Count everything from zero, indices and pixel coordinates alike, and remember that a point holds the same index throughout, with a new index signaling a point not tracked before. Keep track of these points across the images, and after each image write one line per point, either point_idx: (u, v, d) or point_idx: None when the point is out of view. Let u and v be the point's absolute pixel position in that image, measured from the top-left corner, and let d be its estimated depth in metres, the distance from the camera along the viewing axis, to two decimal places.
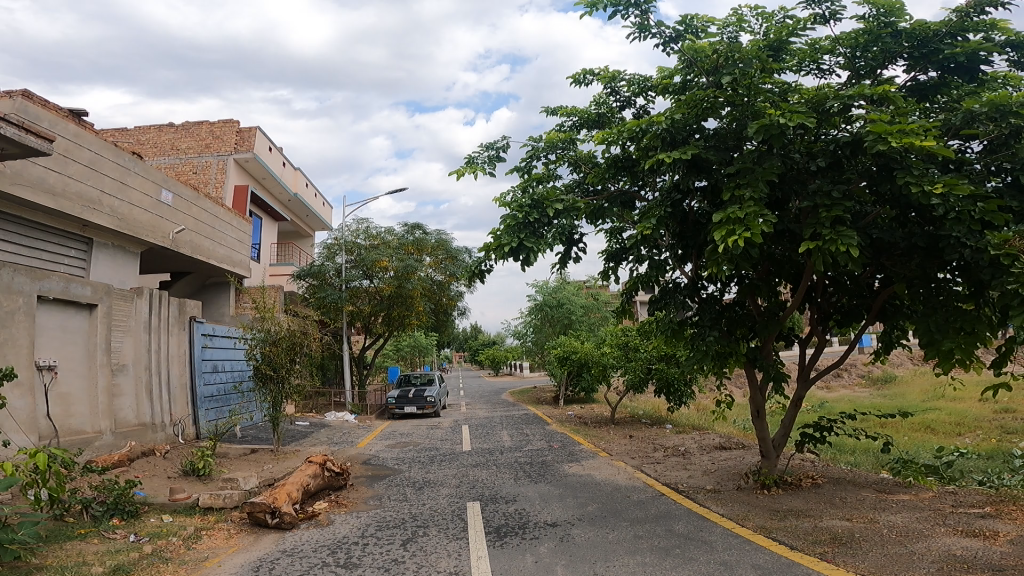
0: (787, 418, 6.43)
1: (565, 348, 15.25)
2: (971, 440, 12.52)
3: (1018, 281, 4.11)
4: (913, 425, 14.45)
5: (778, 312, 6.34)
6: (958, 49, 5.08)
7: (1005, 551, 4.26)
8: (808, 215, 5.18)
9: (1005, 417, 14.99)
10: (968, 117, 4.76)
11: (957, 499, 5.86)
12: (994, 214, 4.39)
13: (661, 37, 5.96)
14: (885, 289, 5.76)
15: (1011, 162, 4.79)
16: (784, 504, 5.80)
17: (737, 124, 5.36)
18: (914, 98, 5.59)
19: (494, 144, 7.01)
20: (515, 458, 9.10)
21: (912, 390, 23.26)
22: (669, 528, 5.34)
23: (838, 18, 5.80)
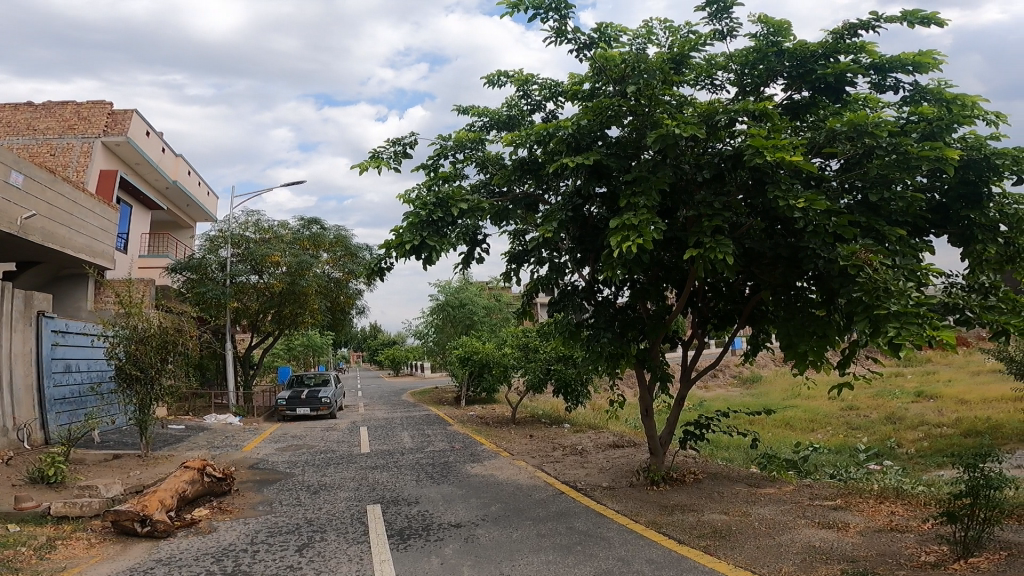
0: (672, 416, 6.67)
1: (466, 348, 15.18)
2: (824, 436, 13.59)
3: (863, 291, 4.47)
4: (775, 422, 15.50)
5: (665, 315, 6.56)
6: (828, 70, 5.45)
7: (856, 542, 4.61)
8: (693, 224, 5.43)
9: (851, 413, 16.38)
10: (831, 135, 5.15)
11: (814, 491, 6.31)
12: (846, 228, 4.74)
13: (575, 44, 6.07)
14: (754, 296, 6.12)
15: (863, 180, 5.21)
16: (671, 499, 6.05)
17: (637, 133, 5.55)
18: (789, 117, 5.98)
19: (401, 140, 6.94)
20: (417, 460, 9.02)
21: (777, 389, 24.85)
22: (570, 526, 5.44)
23: (734, 36, 6.10)
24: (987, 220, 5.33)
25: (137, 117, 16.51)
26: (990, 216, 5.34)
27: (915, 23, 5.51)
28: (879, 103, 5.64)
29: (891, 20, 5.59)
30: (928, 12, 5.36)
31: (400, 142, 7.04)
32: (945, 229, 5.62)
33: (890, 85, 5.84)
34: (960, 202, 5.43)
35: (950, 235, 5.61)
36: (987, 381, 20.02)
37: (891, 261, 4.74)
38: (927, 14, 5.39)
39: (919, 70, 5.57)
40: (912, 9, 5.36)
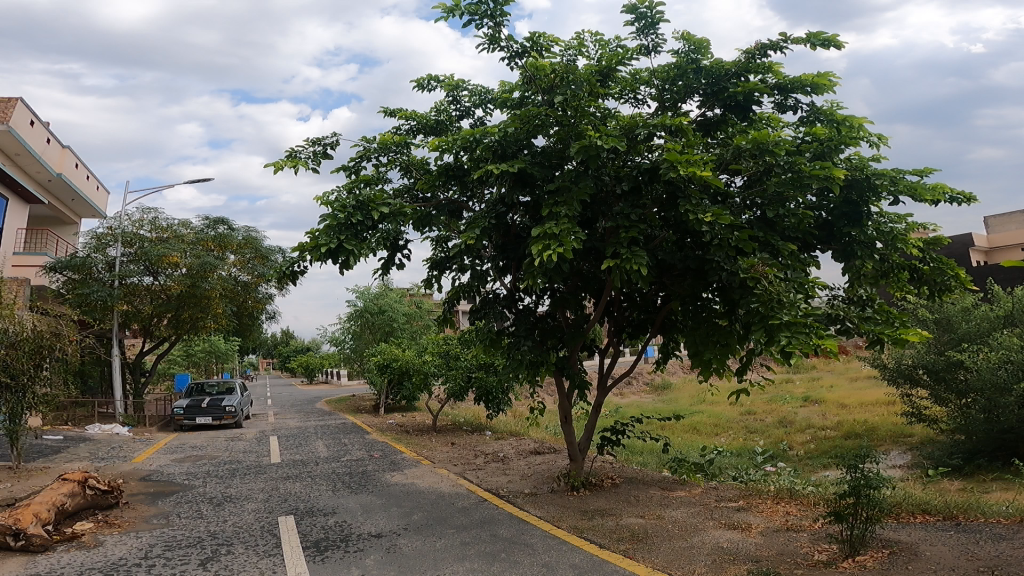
0: (590, 423, 6.77)
1: (385, 356, 14.89)
2: (726, 440, 14.14)
3: (759, 303, 4.69)
4: (683, 427, 16.01)
5: (584, 325, 6.68)
6: (738, 89, 5.69)
7: (759, 542, 4.81)
8: (611, 234, 5.55)
9: (750, 418, 17.15)
10: (737, 151, 5.37)
11: (719, 493, 6.57)
12: (746, 241, 4.94)
13: (508, 51, 6.11)
14: (665, 306, 6.31)
15: (762, 197, 5.44)
16: (591, 504, 6.13)
17: (562, 143, 5.62)
18: (702, 133, 6.22)
19: (322, 140, 6.78)
20: (333, 469, 8.80)
21: (686, 395, 25.67)
22: (495, 533, 5.42)
23: (659, 51, 6.28)
24: (866, 237, 5.70)
25: (21, 106, 15.52)
26: (869, 234, 5.71)
27: (816, 45, 5.85)
28: (779, 122, 5.95)
29: (796, 42, 5.91)
30: (829, 35, 5.69)
31: (321, 142, 6.88)
32: (829, 244, 5.99)
33: (790, 105, 6.16)
34: (843, 219, 5.76)
35: (834, 251, 5.99)
36: (866, 385, 21.42)
37: (783, 274, 4.98)
38: (828, 37, 5.72)
39: (816, 91, 5.89)
40: (814, 32, 5.69)
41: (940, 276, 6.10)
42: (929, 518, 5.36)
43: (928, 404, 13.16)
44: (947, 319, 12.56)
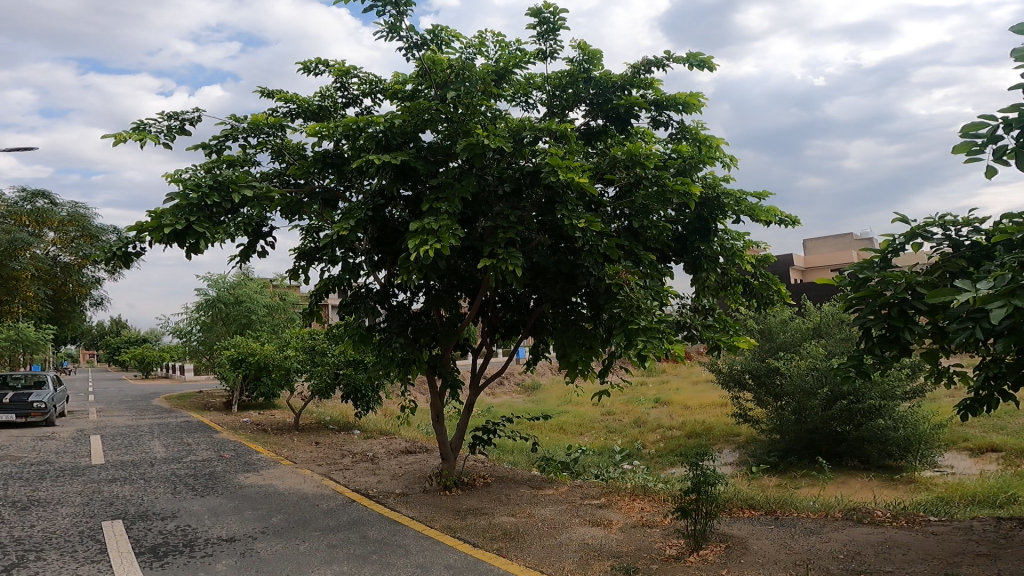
0: (461, 422, 6.81)
1: (240, 349, 14.07)
2: (588, 440, 14.65)
3: (621, 307, 5.09)
4: (551, 426, 16.45)
5: (457, 323, 6.71)
6: (621, 101, 5.95)
7: (620, 538, 5.05)
8: (489, 234, 5.59)
9: (612, 417, 17.89)
10: (612, 163, 5.58)
11: (583, 491, 6.82)
12: (613, 249, 5.09)
13: (407, 42, 5.99)
14: (537, 308, 6.49)
15: (631, 209, 5.71)
16: (463, 504, 6.15)
17: (450, 141, 5.61)
18: (584, 141, 6.40)
19: (179, 115, 6.36)
20: (172, 470, 8.23)
21: (554, 395, 26.29)
22: (364, 535, 5.30)
23: (555, 58, 6.43)
24: (711, 253, 6.17)
25: None
26: (714, 249, 6.18)
27: (693, 65, 6.23)
28: (654, 138, 6.38)
29: (677, 61, 6.27)
30: (704, 57, 6.08)
31: (178, 116, 6.45)
32: (682, 257, 6.32)
33: (664, 122, 6.51)
34: (695, 235, 6.16)
35: (684, 263, 6.34)
36: (704, 388, 22.91)
37: (643, 283, 5.46)
38: (704, 58, 6.11)
39: (687, 110, 6.27)
40: (691, 53, 6.05)
41: (765, 290, 6.68)
42: (755, 513, 5.86)
43: (751, 407, 14.29)
44: (768, 329, 13.79)
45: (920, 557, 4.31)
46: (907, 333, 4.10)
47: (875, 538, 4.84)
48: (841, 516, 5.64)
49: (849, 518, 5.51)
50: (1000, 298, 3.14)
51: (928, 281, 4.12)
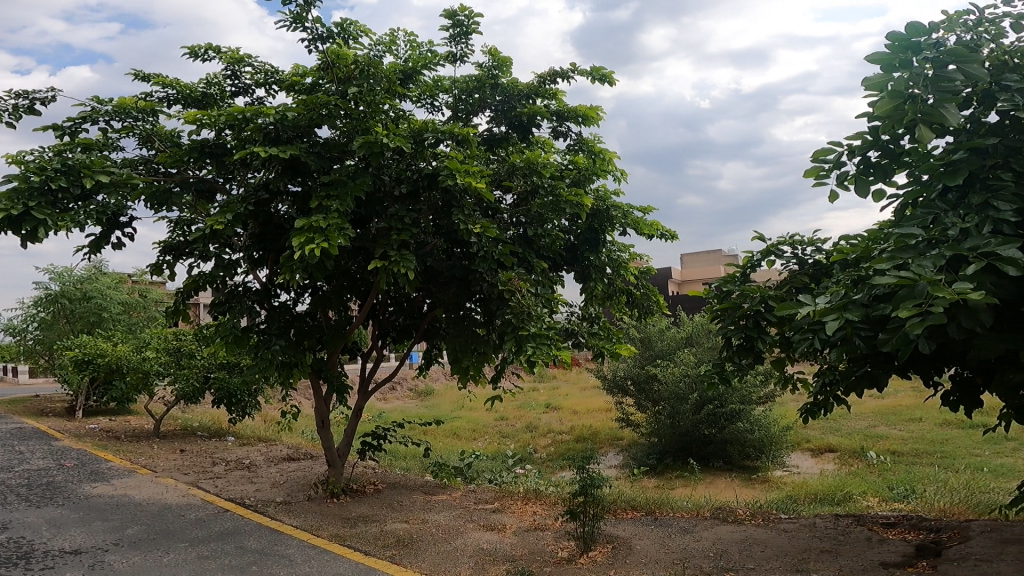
0: (349, 428, 6.63)
1: (88, 350, 12.39)
2: (481, 445, 14.68)
3: (512, 314, 5.11)
4: (444, 432, 16.34)
5: (345, 326, 6.55)
6: (524, 109, 6.08)
7: (514, 542, 5.09)
8: (382, 235, 5.50)
9: (504, 423, 18.00)
10: (510, 170, 5.66)
11: (478, 496, 6.84)
12: (508, 256, 5.26)
13: (311, 34, 5.78)
14: (431, 313, 6.48)
15: (527, 217, 5.85)
16: (353, 511, 5.99)
17: (347, 138, 5.49)
18: (486, 147, 6.42)
19: (29, 91, 5.77)
20: (5, 483, 7.45)
21: (446, 401, 26.10)
22: (240, 545, 5.04)
23: (464, 62, 6.44)
24: (600, 263, 6.43)
25: None
26: (602, 260, 6.43)
27: (595, 79, 6.43)
28: (553, 148, 6.54)
29: (581, 74, 6.46)
30: (605, 71, 6.29)
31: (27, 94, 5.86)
32: (573, 266, 6.54)
33: (562, 133, 6.65)
34: (585, 245, 6.42)
35: (575, 272, 6.59)
36: (591, 394, 23.55)
37: (535, 289, 5.52)
38: (606, 73, 6.32)
39: (586, 122, 6.47)
40: (594, 67, 6.23)
41: (646, 301, 6.99)
42: (637, 514, 6.12)
43: (634, 412, 14.75)
44: (647, 337, 14.36)
45: (776, 553, 4.65)
46: (758, 341, 4.52)
47: (738, 535, 5.17)
48: (709, 514, 6.00)
49: (716, 517, 5.86)
50: (835, 312, 3.44)
51: (779, 295, 4.55)
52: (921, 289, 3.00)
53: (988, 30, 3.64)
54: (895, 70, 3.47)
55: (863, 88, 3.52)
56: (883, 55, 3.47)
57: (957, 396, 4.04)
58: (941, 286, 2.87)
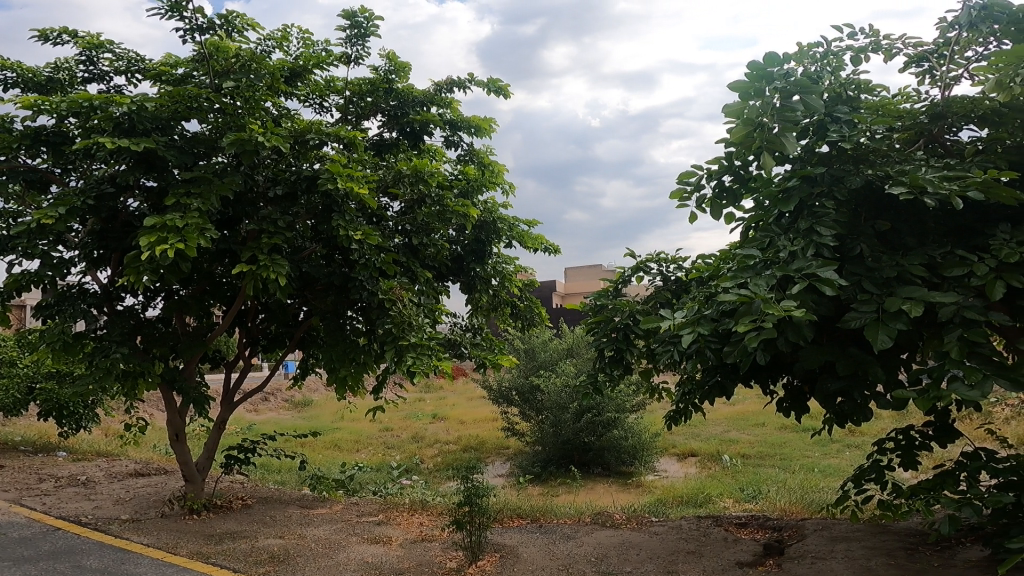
0: (210, 441, 6.26)
1: None
2: (362, 457, 14.33)
3: (392, 323, 5.01)
4: (322, 444, 15.78)
5: (204, 333, 6.18)
6: (417, 116, 6.02)
7: (401, 554, 5.00)
8: (252, 237, 5.25)
9: (387, 434, 17.64)
10: (396, 176, 5.49)
11: (360, 508, 6.69)
12: (390, 264, 5.14)
13: (189, 23, 5.41)
14: (306, 321, 6.28)
15: (412, 225, 5.79)
16: (216, 527, 5.63)
17: (217, 133, 5.25)
18: (374, 152, 6.28)
19: None
20: None
21: (324, 412, 25.17)
22: (77, 565, 4.63)
23: (359, 63, 6.28)
24: (485, 274, 6.48)
25: None
26: (487, 271, 6.48)
27: (490, 91, 6.52)
28: (444, 157, 6.55)
29: (478, 85, 6.55)
30: (501, 83, 6.40)
31: None
32: (458, 276, 6.56)
33: (453, 142, 6.66)
34: (471, 256, 6.44)
35: (461, 283, 6.59)
36: (477, 404, 23.61)
37: (417, 299, 5.43)
38: (502, 85, 6.43)
39: (479, 133, 6.54)
40: (490, 78, 6.32)
41: (529, 313, 7.11)
42: (523, 522, 6.21)
43: (519, 421, 14.89)
44: (530, 348, 14.61)
45: (649, 556, 4.85)
46: (628, 354, 4.71)
47: (617, 540, 5.36)
48: (589, 520, 6.18)
49: (596, 522, 6.06)
50: (688, 326, 3.65)
51: (645, 308, 4.82)
52: (756, 306, 3.26)
53: (830, 63, 4.01)
54: (750, 98, 3.60)
55: (723, 115, 3.63)
56: (742, 82, 3.57)
57: (788, 404, 4.39)
58: (772, 304, 3.13)
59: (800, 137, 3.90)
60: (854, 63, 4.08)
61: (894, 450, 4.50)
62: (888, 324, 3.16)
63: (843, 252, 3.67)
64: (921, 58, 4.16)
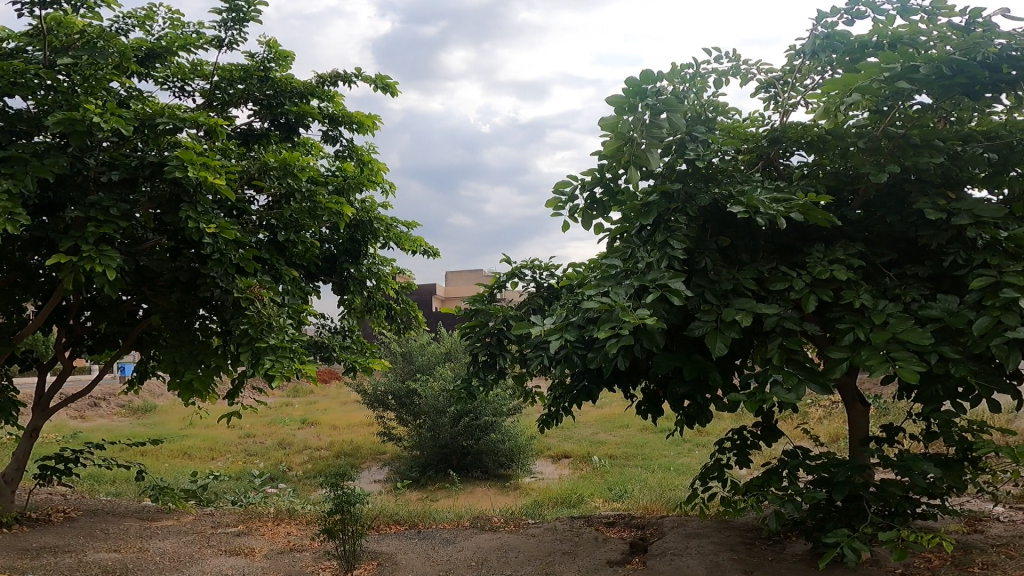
0: (19, 451, 5.65)
1: None
2: (220, 465, 13.49)
3: (249, 324, 4.57)
4: (170, 452, 14.60)
5: (13, 330, 5.54)
6: (294, 108, 5.78)
7: (263, 565, 4.81)
8: (77, 225, 4.71)
9: (246, 441, 16.67)
10: (262, 168, 5.21)
11: (214, 520, 6.35)
12: (249, 261, 4.82)
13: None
14: (144, 319, 5.75)
15: (280, 220, 5.37)
16: (31, 542, 5.05)
17: (40, 111, 4.65)
18: (240, 142, 5.97)
19: None
20: None
21: (173, 419, 23.30)
22: None
23: (232, 48, 5.86)
24: (360, 275, 6.33)
25: None
26: (361, 272, 6.33)
27: (378, 87, 6.37)
28: (320, 152, 6.32)
29: (365, 81, 6.39)
30: (390, 81, 6.27)
31: None
32: (330, 277, 6.37)
33: (332, 137, 6.44)
34: (345, 255, 6.30)
35: (332, 283, 6.38)
36: (351, 408, 22.94)
37: (280, 299, 5.00)
38: (390, 83, 6.30)
39: (361, 130, 6.37)
40: (378, 75, 6.17)
41: (406, 317, 7.03)
42: (401, 528, 6.15)
43: (397, 426, 14.67)
44: (408, 353, 14.41)
45: (527, 558, 4.93)
46: (501, 359, 4.79)
47: (496, 542, 5.41)
48: (468, 524, 6.20)
49: (475, 526, 6.09)
50: (556, 332, 3.75)
51: (518, 314, 4.90)
52: (616, 314, 3.43)
53: (696, 84, 4.29)
54: (624, 113, 3.71)
55: (598, 128, 3.75)
56: (619, 98, 3.67)
57: (646, 406, 4.63)
58: (629, 312, 3.29)
59: (663, 154, 4.11)
60: (716, 86, 4.39)
61: (731, 449, 4.89)
62: (725, 332, 3.44)
63: (691, 265, 3.93)
64: (769, 84, 4.42)
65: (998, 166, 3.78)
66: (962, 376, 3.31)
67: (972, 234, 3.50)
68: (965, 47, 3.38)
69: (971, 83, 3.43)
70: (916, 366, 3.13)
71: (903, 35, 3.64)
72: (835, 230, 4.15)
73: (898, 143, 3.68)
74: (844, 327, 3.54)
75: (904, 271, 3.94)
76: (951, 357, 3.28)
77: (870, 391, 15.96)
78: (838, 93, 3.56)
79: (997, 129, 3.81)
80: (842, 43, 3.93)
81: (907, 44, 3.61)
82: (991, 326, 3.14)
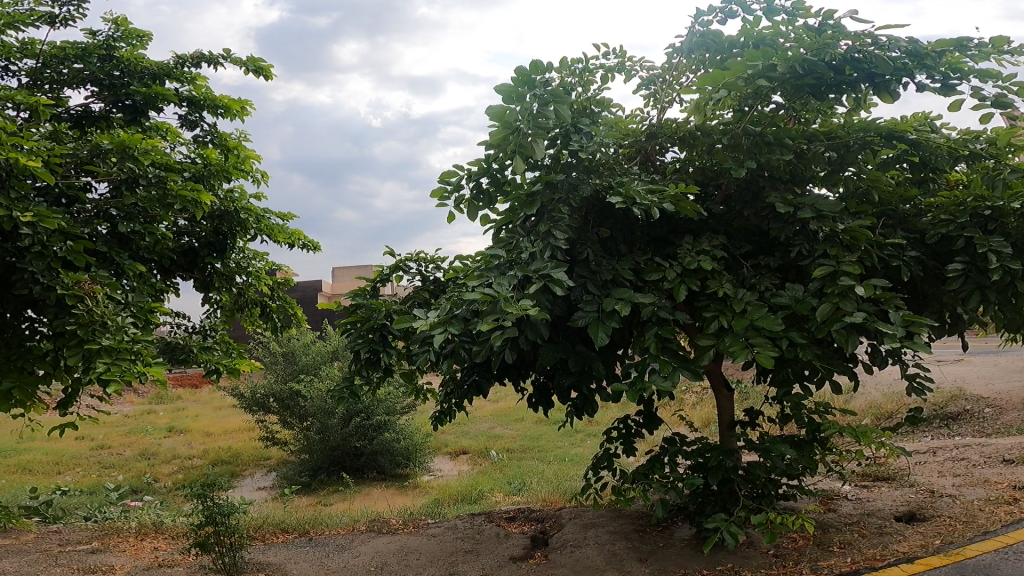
0: None
1: None
2: (72, 479, 12.31)
3: (76, 324, 3.66)
4: (7, 468, 13.06)
5: None
6: (144, 89, 5.24)
7: None
8: None
9: (101, 452, 15.27)
10: (95, 151, 4.56)
11: (62, 537, 5.81)
12: (80, 255, 3.95)
13: None
14: None
15: (123, 211, 4.60)
16: None
17: None
18: (74, 126, 5.36)
19: None
20: None
21: None
22: None
23: (68, 25, 5.70)
24: (227, 270, 5.89)
25: None
26: (229, 267, 5.90)
27: (250, 70, 6.07)
28: (178, 138, 5.93)
29: (235, 64, 6.06)
30: (264, 65, 6.00)
31: None
32: (190, 273, 5.81)
33: (193, 121, 5.99)
34: (208, 249, 5.72)
35: (195, 279, 5.86)
36: (227, 414, 21.58)
37: (121, 298, 4.15)
38: (264, 66, 6.03)
39: (228, 114, 6.02)
40: (250, 58, 5.89)
41: (283, 314, 6.70)
42: (288, 536, 5.89)
43: (278, 429, 14.01)
44: (290, 352, 13.80)
45: (429, 559, 4.85)
46: (384, 355, 4.64)
47: (394, 545, 5.28)
48: (364, 528, 6.03)
49: (371, 530, 5.93)
50: (440, 325, 3.66)
51: (402, 309, 4.78)
52: (499, 306, 3.40)
53: (584, 78, 4.37)
54: (512, 102, 3.75)
55: (486, 116, 3.74)
56: (507, 86, 3.72)
57: (536, 398, 4.63)
58: (512, 304, 3.29)
59: (548, 147, 4.13)
60: (603, 81, 4.49)
61: (617, 438, 5.01)
62: (606, 323, 3.51)
63: (573, 256, 4.02)
64: (649, 81, 4.57)
65: (836, 164, 4.03)
66: (807, 360, 3.57)
67: (813, 227, 3.74)
68: (816, 47, 3.58)
69: (818, 83, 3.68)
70: (771, 352, 3.34)
71: (765, 36, 3.84)
72: (701, 222, 4.32)
73: (755, 140, 3.89)
74: (710, 316, 3.71)
75: (758, 263, 4.16)
76: (799, 343, 3.52)
77: (737, 377, 17.16)
78: (708, 89, 3.74)
79: (836, 130, 4.09)
80: (715, 42, 4.08)
81: (768, 45, 3.81)
82: (831, 313, 3.40)
